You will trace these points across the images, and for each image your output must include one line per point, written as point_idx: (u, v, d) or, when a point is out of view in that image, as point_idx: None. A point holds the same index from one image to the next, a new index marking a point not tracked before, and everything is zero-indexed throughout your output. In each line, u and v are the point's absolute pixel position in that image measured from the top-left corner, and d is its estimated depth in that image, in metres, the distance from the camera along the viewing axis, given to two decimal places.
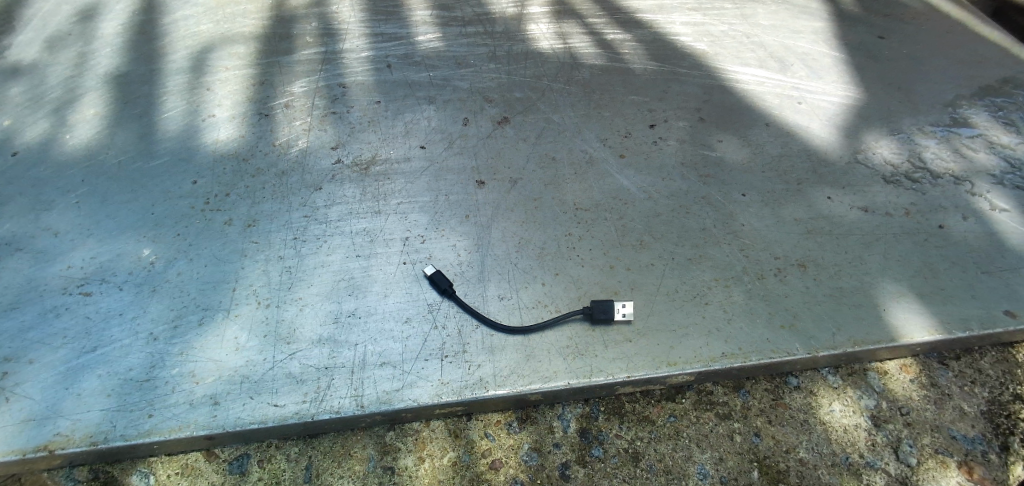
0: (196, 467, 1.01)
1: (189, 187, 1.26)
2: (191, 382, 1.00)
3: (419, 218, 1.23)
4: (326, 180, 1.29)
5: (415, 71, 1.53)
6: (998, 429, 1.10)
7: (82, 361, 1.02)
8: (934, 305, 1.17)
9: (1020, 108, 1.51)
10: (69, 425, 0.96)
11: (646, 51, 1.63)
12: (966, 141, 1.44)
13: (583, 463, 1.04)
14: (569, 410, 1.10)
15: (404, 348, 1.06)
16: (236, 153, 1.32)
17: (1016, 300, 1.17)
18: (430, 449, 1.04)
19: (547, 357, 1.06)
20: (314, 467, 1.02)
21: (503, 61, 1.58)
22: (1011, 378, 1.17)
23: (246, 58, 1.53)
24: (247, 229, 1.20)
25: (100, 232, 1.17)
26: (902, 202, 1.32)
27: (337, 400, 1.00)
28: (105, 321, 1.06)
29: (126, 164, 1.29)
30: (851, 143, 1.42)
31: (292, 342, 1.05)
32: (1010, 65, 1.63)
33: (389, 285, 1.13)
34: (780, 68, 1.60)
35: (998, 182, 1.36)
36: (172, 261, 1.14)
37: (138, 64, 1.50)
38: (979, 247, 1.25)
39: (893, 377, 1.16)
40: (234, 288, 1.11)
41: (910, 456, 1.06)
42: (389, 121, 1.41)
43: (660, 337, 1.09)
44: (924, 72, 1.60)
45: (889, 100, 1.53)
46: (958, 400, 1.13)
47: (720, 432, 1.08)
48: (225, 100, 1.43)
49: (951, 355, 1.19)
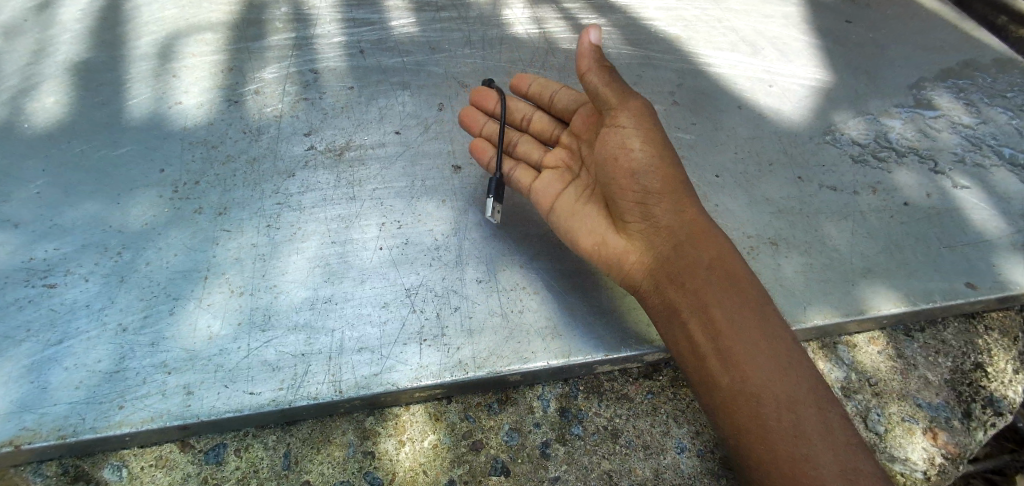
0: (170, 458, 0.99)
1: (157, 177, 1.22)
2: (163, 373, 0.98)
3: (395, 204, 1.22)
4: (299, 167, 1.27)
5: (388, 57, 1.51)
6: (961, 397, 1.16)
7: (47, 354, 0.99)
8: (900, 280, 1.20)
9: (979, 91, 1.57)
10: (35, 419, 0.93)
11: (622, 36, 1.63)
12: (929, 121, 1.49)
13: (562, 441, 1.06)
14: (548, 390, 1.11)
15: (382, 333, 1.05)
16: (205, 141, 1.29)
17: (975, 273, 1.23)
18: (410, 433, 1.04)
19: (526, 338, 1.07)
20: (293, 454, 1.01)
21: (478, 46, 1.56)
22: (973, 347, 1.22)
23: (214, 44, 1.48)
24: (219, 217, 1.17)
25: (64, 223, 1.14)
26: (869, 181, 1.35)
27: (314, 386, 0.99)
28: (70, 314, 1.03)
29: (88, 153, 1.25)
30: (820, 125, 1.45)
31: (267, 329, 1.04)
32: (970, 48, 1.68)
33: (366, 271, 1.12)
34: (752, 52, 1.62)
35: (959, 160, 1.41)
36: (140, 251, 1.11)
37: (100, 52, 1.44)
38: (941, 221, 1.30)
39: (863, 350, 1.19)
40: (205, 277, 1.09)
41: (878, 425, 1.10)
42: (363, 107, 1.39)
43: (636, 317, 1.11)
44: (890, 55, 1.64)
45: (856, 82, 1.56)
46: (923, 370, 1.18)
47: (696, 407, 1.11)
48: (192, 87, 1.39)
49: (916, 327, 1.23)
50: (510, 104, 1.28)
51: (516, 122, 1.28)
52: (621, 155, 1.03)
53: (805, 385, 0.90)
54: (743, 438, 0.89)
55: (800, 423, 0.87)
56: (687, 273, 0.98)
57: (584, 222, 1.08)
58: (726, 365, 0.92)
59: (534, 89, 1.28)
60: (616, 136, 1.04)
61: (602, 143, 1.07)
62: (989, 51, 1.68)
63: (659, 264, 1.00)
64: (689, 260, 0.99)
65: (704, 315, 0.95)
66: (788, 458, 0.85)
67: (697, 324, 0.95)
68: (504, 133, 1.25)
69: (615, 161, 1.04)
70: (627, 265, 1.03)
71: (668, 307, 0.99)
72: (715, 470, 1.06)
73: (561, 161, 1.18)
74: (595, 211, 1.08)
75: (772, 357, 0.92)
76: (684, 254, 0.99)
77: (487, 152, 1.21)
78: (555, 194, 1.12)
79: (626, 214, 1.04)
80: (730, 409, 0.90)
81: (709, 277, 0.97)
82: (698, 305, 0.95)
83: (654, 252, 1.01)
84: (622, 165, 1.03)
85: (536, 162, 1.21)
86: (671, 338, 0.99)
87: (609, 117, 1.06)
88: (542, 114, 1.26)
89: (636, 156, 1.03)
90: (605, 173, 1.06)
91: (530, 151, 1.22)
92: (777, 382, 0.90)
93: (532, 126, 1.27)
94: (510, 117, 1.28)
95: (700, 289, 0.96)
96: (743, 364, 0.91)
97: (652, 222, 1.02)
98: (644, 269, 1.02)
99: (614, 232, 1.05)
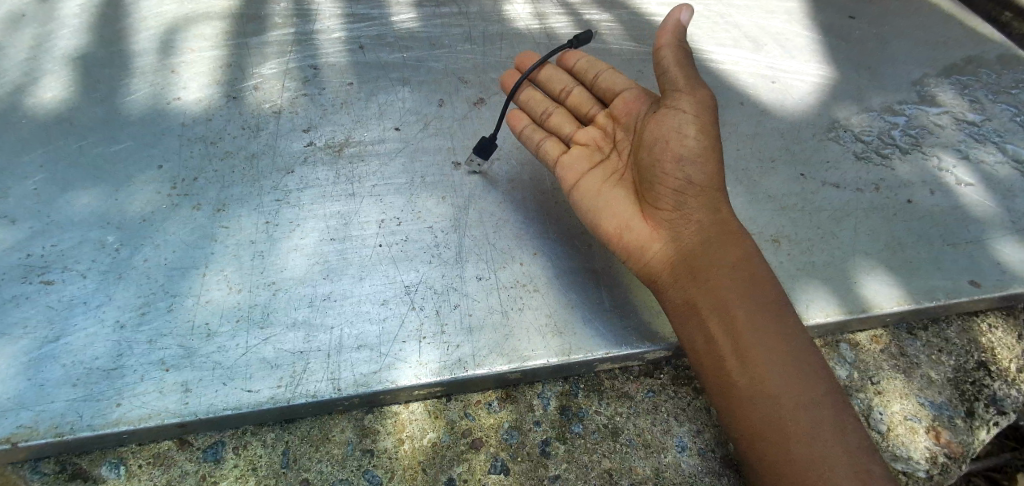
0: (168, 456, 0.98)
1: (155, 173, 1.21)
2: (160, 370, 0.98)
3: (394, 201, 1.21)
4: (297, 163, 1.26)
5: (387, 53, 1.50)
6: (964, 395, 1.15)
7: (44, 351, 0.98)
8: (903, 278, 1.19)
9: (983, 87, 1.56)
10: (32, 417, 0.93)
11: (624, 32, 1.62)
12: (933, 118, 1.48)
13: (562, 440, 1.05)
14: (549, 388, 1.10)
15: (382, 330, 1.05)
16: (204, 137, 1.28)
17: (979, 271, 1.22)
18: (409, 431, 1.04)
19: (526, 336, 1.06)
20: (292, 452, 1.00)
21: (478, 42, 1.55)
22: (976, 346, 1.21)
23: (213, 39, 1.47)
24: (217, 214, 1.16)
25: (61, 220, 1.13)
26: (872, 178, 1.34)
27: (312, 384, 0.99)
28: (67, 311, 1.02)
29: (86, 149, 1.24)
30: (823, 121, 1.44)
31: (266, 326, 1.03)
32: (974, 44, 1.67)
33: (365, 268, 1.11)
34: (754, 48, 1.61)
35: (963, 157, 1.40)
36: (138, 248, 1.10)
37: (97, 46, 1.43)
38: (944, 219, 1.29)
39: (865, 348, 1.18)
40: (203, 274, 1.08)
41: (881, 423, 1.10)
42: (362, 103, 1.38)
43: (637, 314, 1.10)
44: (894, 51, 1.62)
45: (859, 79, 1.55)
46: (926, 369, 1.17)
47: (697, 405, 1.11)
48: (191, 82, 1.38)
49: (919, 325, 1.22)
50: (552, 74, 1.23)
51: (555, 94, 1.23)
52: (675, 139, 1.02)
53: (824, 388, 0.91)
54: (755, 435, 0.89)
55: (815, 424, 0.88)
56: (716, 269, 0.97)
57: (611, 205, 1.05)
58: (744, 364, 0.91)
59: (580, 64, 1.23)
60: (674, 119, 1.03)
61: (655, 125, 1.05)
62: (993, 47, 1.67)
63: (683, 257, 0.99)
64: (717, 258, 0.98)
65: (728, 311, 0.94)
66: (800, 458, 0.85)
67: (719, 320, 0.94)
68: (541, 101, 1.20)
69: (665, 144, 1.02)
70: (649, 254, 1.01)
71: (689, 302, 0.97)
72: (716, 469, 1.05)
73: (592, 140, 1.15)
74: (622, 196, 1.06)
75: (792, 359, 0.92)
76: (713, 250, 0.98)
77: (521, 120, 1.18)
78: (582, 173, 1.10)
79: (659, 201, 1.02)
80: (742, 408, 0.91)
81: (734, 276, 0.96)
82: (724, 300, 0.94)
83: (681, 244, 1.00)
84: (673, 148, 1.02)
85: (567, 136, 1.17)
86: (690, 331, 0.97)
87: (673, 98, 1.06)
88: (580, 89, 1.23)
89: (689, 143, 1.01)
90: (648, 157, 1.04)
91: (564, 123, 1.18)
92: (796, 384, 0.90)
93: (570, 100, 1.22)
94: (550, 87, 1.23)
95: (728, 285, 0.95)
96: (763, 364, 0.91)
97: (683, 215, 1.01)
98: (667, 258, 1.00)
99: (640, 219, 1.03)
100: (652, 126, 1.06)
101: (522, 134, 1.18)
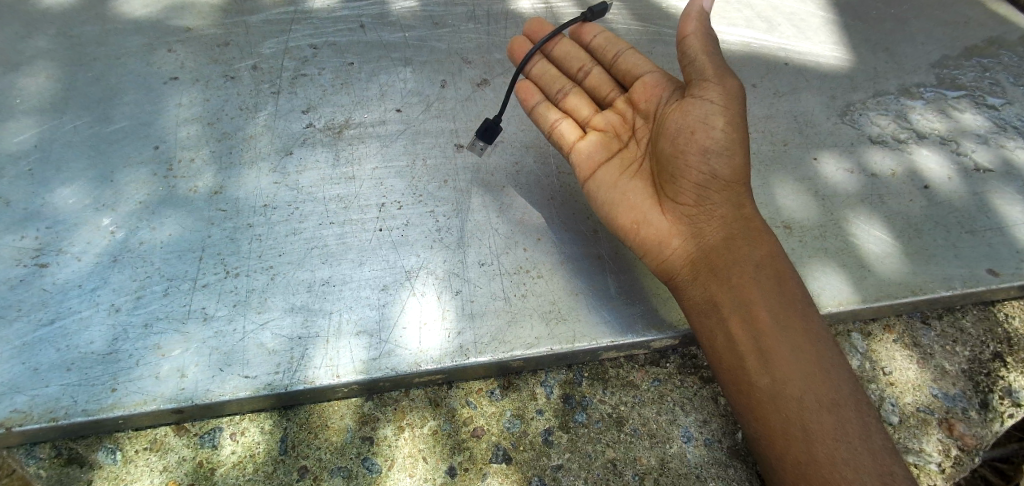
0: (165, 442, 0.97)
1: (152, 153, 1.19)
2: (156, 355, 0.96)
3: (395, 183, 1.18)
4: (296, 144, 1.23)
5: (388, 32, 1.45)
6: (978, 387, 1.12)
7: (39, 335, 0.97)
8: (919, 266, 1.16)
9: (1004, 70, 1.51)
10: (26, 401, 0.91)
11: (632, 11, 1.56)
12: (952, 102, 1.43)
13: (566, 428, 1.03)
14: (552, 376, 1.08)
15: (381, 316, 1.02)
16: (201, 117, 1.25)
17: (998, 259, 1.18)
18: (410, 419, 1.02)
19: (528, 322, 1.04)
20: (290, 438, 0.99)
21: (481, 21, 1.49)
22: (992, 336, 1.18)
23: (209, 17, 1.42)
24: (215, 196, 1.14)
25: (56, 202, 1.11)
26: (888, 163, 1.30)
27: (311, 370, 0.97)
28: (62, 294, 1.01)
29: (81, 130, 1.21)
30: (838, 104, 1.39)
31: (263, 311, 1.01)
32: (996, 26, 1.61)
33: (364, 253, 1.08)
34: (769, 27, 1.54)
35: (983, 141, 1.36)
36: (133, 231, 1.08)
37: (92, 23, 1.39)
38: (963, 207, 1.24)
39: (877, 338, 1.15)
40: (200, 258, 1.06)
41: (893, 415, 1.07)
42: (363, 84, 1.34)
43: (645, 301, 1.08)
44: (914, 31, 1.56)
45: (877, 60, 1.49)
46: (939, 360, 1.14)
47: (704, 395, 1.08)
48: (187, 62, 1.34)
49: (934, 314, 1.19)
50: (568, 51, 1.18)
51: (570, 73, 1.18)
52: (701, 130, 0.97)
53: (848, 389, 0.89)
54: (774, 437, 0.87)
55: (835, 425, 0.86)
56: (737, 265, 0.95)
57: (627, 195, 1.01)
58: (764, 364, 0.89)
59: (597, 41, 1.18)
60: (700, 110, 0.98)
61: (678, 115, 1.00)
62: (1016, 29, 1.61)
63: (705, 253, 0.96)
64: (739, 254, 0.95)
65: (750, 310, 0.91)
66: (822, 460, 0.83)
67: (740, 320, 0.91)
68: (556, 78, 1.15)
69: (690, 135, 0.97)
70: (667, 250, 0.98)
71: (708, 298, 0.94)
72: (722, 460, 1.03)
73: (610, 126, 1.10)
74: (640, 188, 1.02)
75: (815, 358, 0.89)
76: (737, 248, 0.96)
77: (533, 97, 1.11)
78: (599, 162, 1.05)
79: (680, 195, 0.98)
80: (761, 408, 0.88)
81: (756, 275, 0.94)
82: (746, 299, 0.92)
83: (702, 240, 0.97)
84: (698, 141, 0.97)
85: (583, 120, 1.12)
86: (710, 330, 0.94)
87: (698, 88, 1.00)
88: (596, 70, 1.17)
89: (715, 135, 0.97)
90: (669, 149, 0.99)
91: (580, 105, 1.13)
92: (817, 385, 0.87)
93: (587, 81, 1.17)
94: (565, 66, 1.18)
95: (750, 284, 0.93)
96: (782, 365, 0.88)
97: (705, 210, 0.98)
98: (687, 255, 0.97)
99: (658, 212, 0.99)
100: (675, 116, 1.01)
101: (535, 112, 1.11)
